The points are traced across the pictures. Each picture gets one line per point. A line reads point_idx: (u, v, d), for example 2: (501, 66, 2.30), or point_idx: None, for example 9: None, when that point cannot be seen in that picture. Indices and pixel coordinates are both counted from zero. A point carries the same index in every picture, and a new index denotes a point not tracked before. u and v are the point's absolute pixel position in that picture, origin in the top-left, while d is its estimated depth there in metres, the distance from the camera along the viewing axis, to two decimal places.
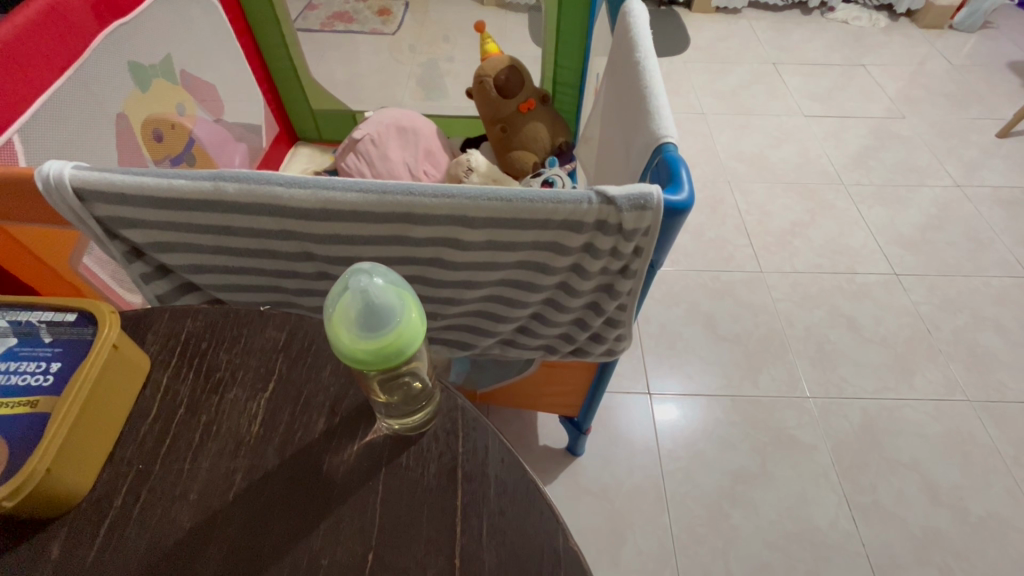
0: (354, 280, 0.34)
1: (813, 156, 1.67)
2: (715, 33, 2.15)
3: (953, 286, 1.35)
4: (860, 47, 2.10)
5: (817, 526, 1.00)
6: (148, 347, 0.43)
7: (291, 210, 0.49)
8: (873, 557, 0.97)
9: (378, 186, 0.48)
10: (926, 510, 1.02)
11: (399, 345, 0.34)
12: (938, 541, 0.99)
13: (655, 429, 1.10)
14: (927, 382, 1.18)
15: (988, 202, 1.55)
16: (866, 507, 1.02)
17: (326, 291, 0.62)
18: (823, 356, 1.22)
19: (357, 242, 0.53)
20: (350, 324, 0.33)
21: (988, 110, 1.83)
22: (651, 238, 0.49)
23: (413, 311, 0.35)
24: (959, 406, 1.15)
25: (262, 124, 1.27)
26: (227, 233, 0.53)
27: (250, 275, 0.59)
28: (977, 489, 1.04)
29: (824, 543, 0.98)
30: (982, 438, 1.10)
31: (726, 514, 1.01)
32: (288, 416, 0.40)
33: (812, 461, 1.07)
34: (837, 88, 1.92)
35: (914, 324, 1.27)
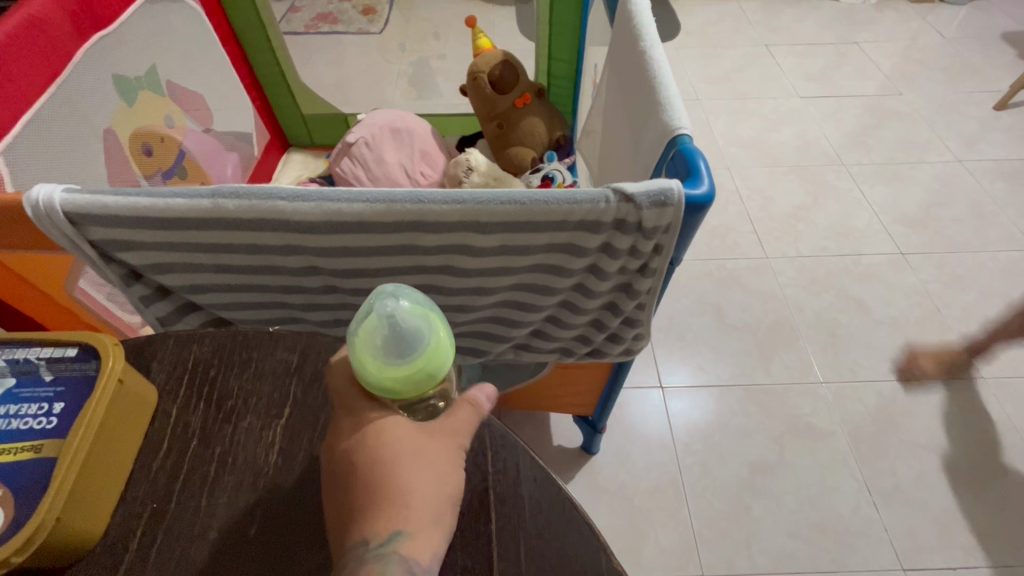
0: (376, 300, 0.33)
1: (812, 138, 1.65)
2: (705, 18, 2.12)
3: (960, 263, 1.34)
4: (852, 25, 2.08)
5: (839, 514, 0.99)
6: (155, 376, 0.41)
7: (294, 224, 0.47)
8: (897, 543, 0.96)
9: (385, 195, 0.46)
10: (947, 491, 1.01)
11: (430, 368, 0.32)
12: (961, 522, 0.98)
13: (669, 422, 1.09)
14: (940, 362, 1.17)
15: (990, 175, 1.53)
16: (887, 491, 1.01)
17: (333, 306, 0.59)
18: (834, 341, 1.21)
19: (365, 253, 0.50)
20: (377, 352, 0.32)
21: (985, 83, 1.81)
22: (671, 235, 0.47)
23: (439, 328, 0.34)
24: (974, 384, 1.14)
25: (252, 131, 1.24)
26: (229, 251, 0.50)
27: (253, 292, 0.57)
28: (998, 469, 1.03)
29: (846, 531, 0.97)
30: (998, 415, 1.10)
31: (748, 506, 1.00)
32: (307, 442, 0.38)
33: (828, 448, 1.06)
34: (832, 67, 1.90)
35: (923, 303, 1.26)
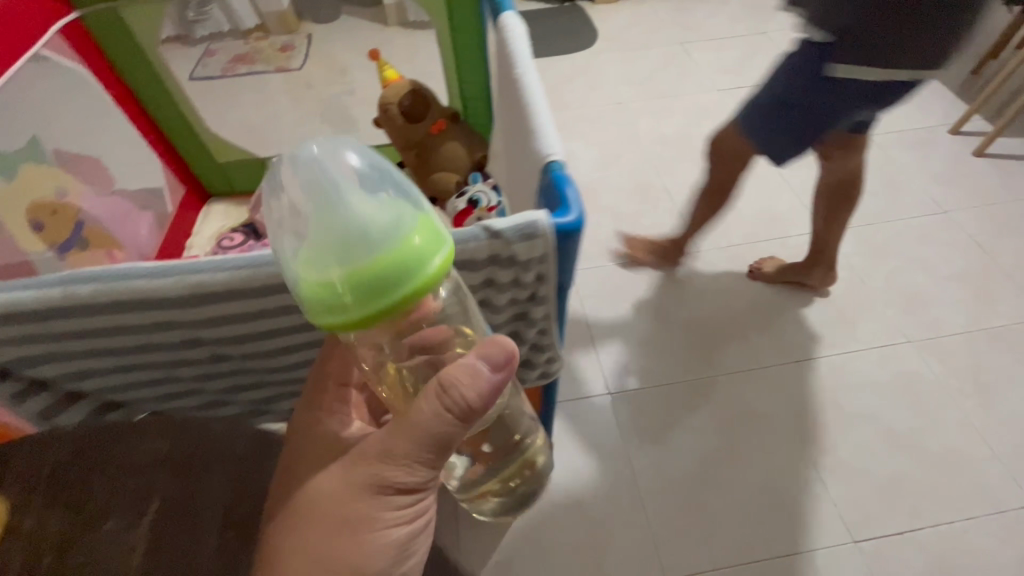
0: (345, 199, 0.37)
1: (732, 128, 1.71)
2: (622, 23, 2.18)
3: (880, 234, 1.39)
4: (761, 16, 2.17)
5: (792, 499, 1.01)
6: (9, 490, 0.43)
7: (159, 302, 0.45)
8: (846, 516, 0.98)
9: (251, 260, 0.44)
10: (887, 458, 1.05)
11: (367, 277, 0.35)
12: (903, 486, 1.02)
13: (621, 428, 1.10)
14: (870, 332, 1.21)
15: (901, 145, 1.60)
16: (832, 466, 1.04)
17: (228, 372, 0.57)
18: (770, 325, 1.24)
19: (245, 319, 0.49)
20: (338, 261, 0.36)
21: None
22: (549, 265, 0.48)
23: (420, 247, 0.37)
24: (903, 350, 1.18)
25: (165, 187, 1.20)
26: (99, 335, 0.48)
27: (140, 371, 0.54)
28: (931, 428, 1.08)
29: (797, 511, 0.99)
30: (927, 377, 1.15)
31: (702, 501, 1.01)
32: (174, 537, 0.42)
33: (777, 435, 1.08)
34: (745, 58, 1.97)
35: (850, 277, 1.31)
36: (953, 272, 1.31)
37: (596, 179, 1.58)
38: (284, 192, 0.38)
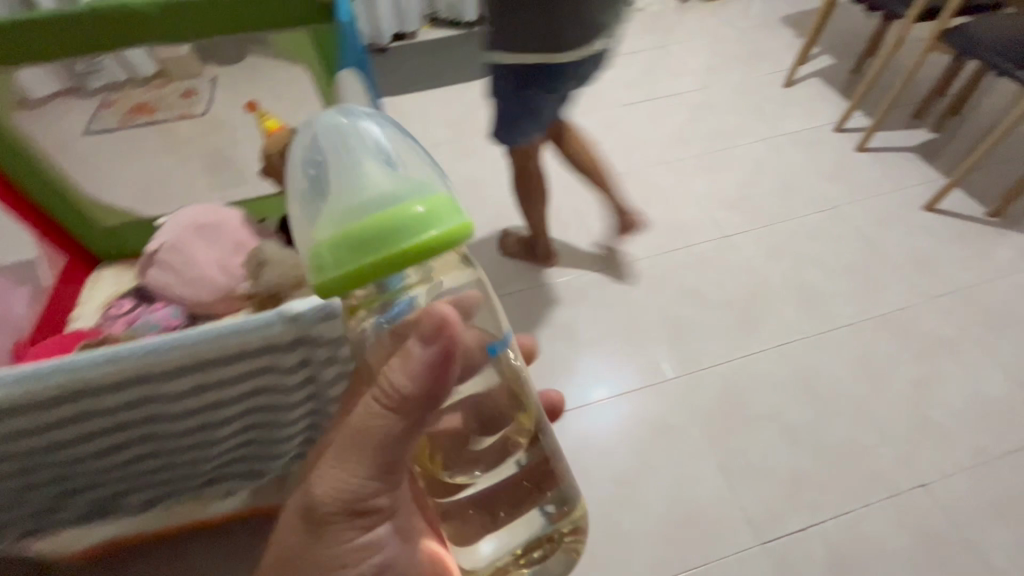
0: (369, 167, 0.46)
1: (635, 143, 1.80)
2: None
3: (773, 236, 1.57)
4: (661, 25, 2.27)
5: (706, 500, 1.15)
6: None
7: (54, 388, 0.69)
8: (752, 515, 1.14)
9: (117, 357, 0.70)
10: (788, 455, 1.22)
11: (370, 226, 0.42)
12: (802, 481, 1.19)
13: (562, 446, 1.21)
14: (767, 332, 1.39)
15: (785, 152, 1.79)
16: (738, 468, 1.19)
17: (98, 424, 0.79)
18: (676, 340, 1.37)
19: (111, 388, 0.72)
20: (348, 215, 0.43)
21: (777, 62, 2.07)
22: None
23: (421, 211, 0.43)
24: (795, 345, 1.37)
25: (40, 258, 1.23)
26: (7, 416, 0.70)
27: (24, 432, 0.74)
28: (819, 417, 1.27)
29: (713, 519, 1.13)
30: (821, 372, 1.33)
31: (619, 519, 1.13)
32: None
33: (689, 440, 1.22)
34: (646, 71, 2.05)
35: (748, 281, 1.48)
36: (834, 269, 1.51)
37: (511, 210, 1.66)
38: (319, 158, 0.47)
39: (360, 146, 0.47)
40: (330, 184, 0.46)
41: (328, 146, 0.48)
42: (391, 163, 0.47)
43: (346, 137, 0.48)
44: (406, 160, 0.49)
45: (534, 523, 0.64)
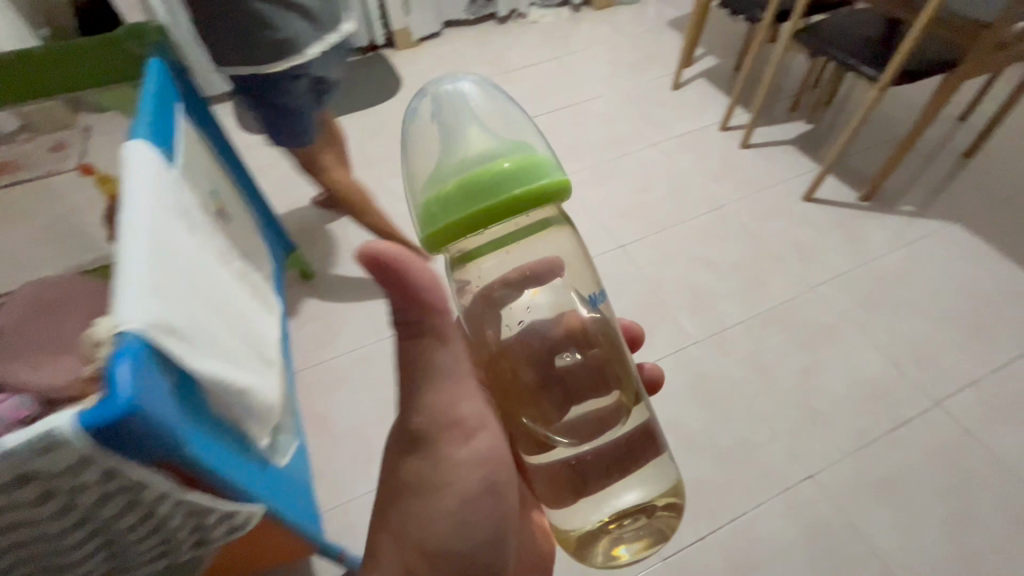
0: (477, 131, 0.53)
1: (710, 116, 1.85)
2: (426, 58, 2.25)
3: (821, 211, 1.51)
4: (558, 36, 2.32)
5: (786, 478, 1.03)
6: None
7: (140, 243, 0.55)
8: (900, 477, 1.02)
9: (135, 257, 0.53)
10: (923, 418, 1.10)
11: (481, 182, 0.49)
12: (949, 447, 1.06)
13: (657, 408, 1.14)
14: (866, 292, 1.31)
15: (773, 138, 1.75)
16: (869, 434, 1.08)
17: None
18: (786, 289, 1.32)
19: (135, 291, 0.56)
20: (472, 163, 0.50)
21: (701, 63, 2.08)
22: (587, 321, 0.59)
23: (510, 169, 0.49)
24: (911, 293, 1.30)
25: None
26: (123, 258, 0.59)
27: None
28: (952, 369, 1.16)
29: (854, 486, 1.02)
30: (947, 317, 1.25)
31: (739, 483, 1.03)
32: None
33: (819, 391, 1.14)
34: (552, 78, 2.08)
35: (850, 239, 1.43)
36: (946, 220, 1.47)
37: (606, 167, 1.68)
38: (434, 125, 0.55)
39: (492, 108, 0.56)
40: (436, 150, 0.53)
41: (474, 104, 0.55)
42: (495, 128, 0.54)
43: (465, 103, 0.55)
44: (517, 123, 0.57)
45: (660, 481, 0.58)
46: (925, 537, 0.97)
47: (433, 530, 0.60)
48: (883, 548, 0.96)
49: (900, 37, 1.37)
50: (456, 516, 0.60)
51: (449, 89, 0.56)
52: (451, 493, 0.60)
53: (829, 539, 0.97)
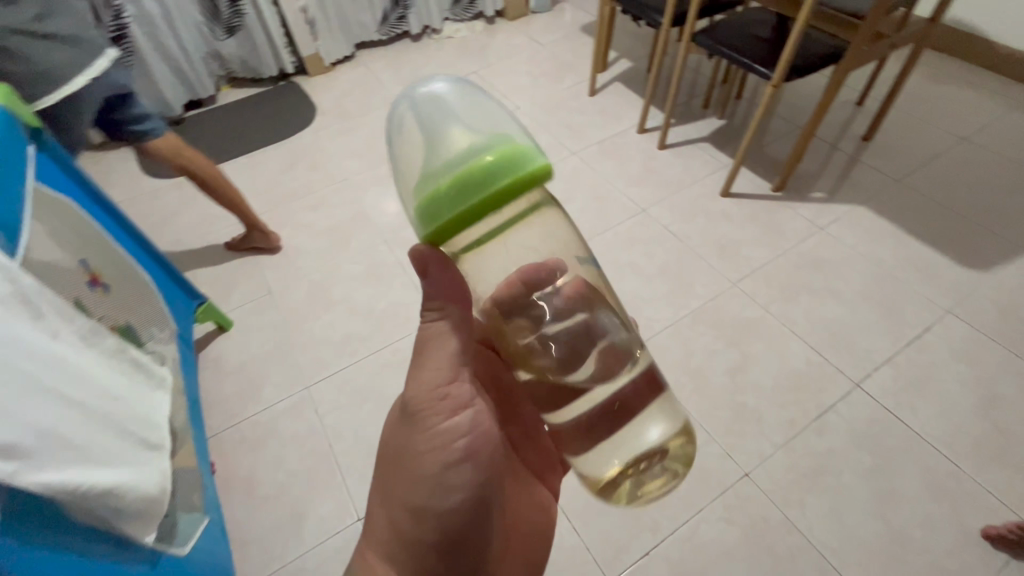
0: (457, 125, 0.45)
1: (626, 120, 1.87)
2: (339, 81, 2.19)
3: (738, 205, 1.55)
4: (474, 49, 2.31)
5: (721, 479, 1.04)
6: None
7: None
8: (828, 463, 1.05)
9: None
10: (845, 400, 1.12)
11: (472, 177, 0.41)
12: (871, 425, 1.09)
13: None
14: (785, 281, 1.35)
15: (688, 136, 1.79)
16: (796, 424, 1.10)
17: None
18: (710, 288, 1.34)
19: None
20: (454, 158, 0.43)
21: (615, 67, 2.11)
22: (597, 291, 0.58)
23: (492, 159, 0.42)
24: (825, 277, 1.35)
25: None
26: None
27: None
28: (867, 348, 1.20)
29: (785, 478, 1.03)
30: (860, 298, 1.30)
31: (676, 490, 1.03)
32: None
33: (748, 387, 1.16)
34: None
35: (766, 230, 1.47)
36: (852, 203, 1.53)
37: None
38: (410, 124, 0.47)
39: (470, 98, 0.48)
40: (416, 148, 0.46)
41: (453, 100, 0.47)
42: (475, 114, 0.46)
43: (440, 98, 0.47)
44: (499, 111, 0.48)
45: (675, 419, 0.59)
46: (858, 521, 0.98)
47: (431, 500, 0.59)
48: (819, 538, 0.97)
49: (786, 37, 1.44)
50: (455, 487, 0.60)
51: (420, 88, 0.48)
52: (451, 464, 0.59)
53: (767, 536, 0.97)
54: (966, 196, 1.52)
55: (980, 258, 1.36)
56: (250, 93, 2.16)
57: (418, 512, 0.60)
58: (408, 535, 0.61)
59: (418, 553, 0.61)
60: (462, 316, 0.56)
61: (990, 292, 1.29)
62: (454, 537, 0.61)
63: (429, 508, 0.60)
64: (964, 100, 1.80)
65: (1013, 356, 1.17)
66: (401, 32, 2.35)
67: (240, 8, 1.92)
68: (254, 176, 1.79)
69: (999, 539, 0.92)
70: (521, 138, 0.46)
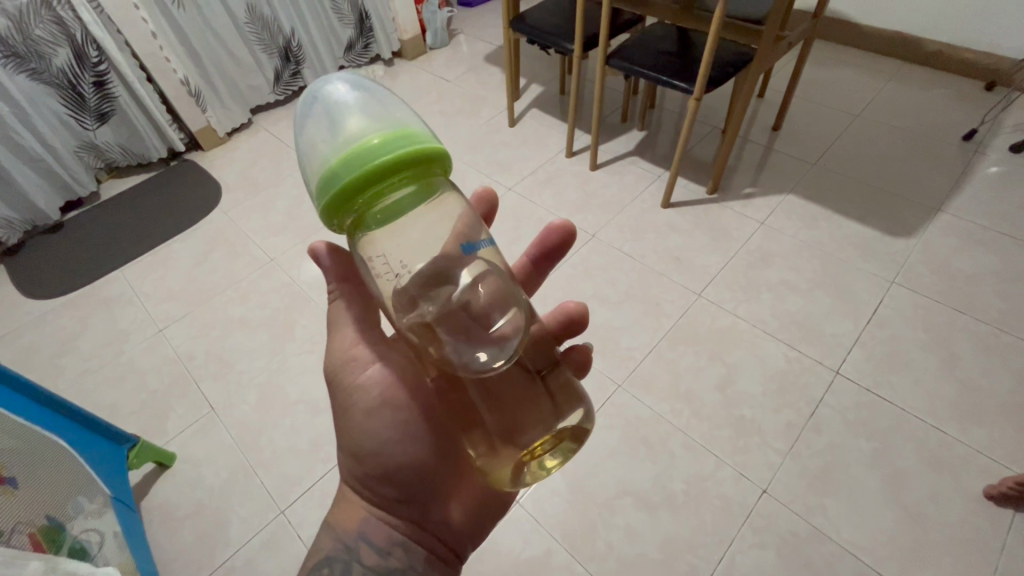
0: (353, 110, 0.48)
1: (553, 146, 1.86)
2: (239, 151, 2.01)
3: (680, 213, 1.58)
4: None
5: (743, 502, 1.02)
6: None
7: None
8: (836, 460, 1.06)
9: None
10: (830, 391, 1.15)
11: (360, 156, 0.44)
12: (861, 412, 1.11)
13: (603, 475, 1.08)
14: (743, 282, 1.38)
15: (616, 152, 1.81)
16: (794, 426, 1.11)
17: None
18: (677, 304, 1.34)
19: None
20: (348, 138, 0.46)
21: (528, 93, 2.11)
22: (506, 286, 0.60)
23: (383, 137, 0.45)
24: (778, 271, 1.39)
25: None
26: None
27: None
28: (834, 333, 1.25)
29: (801, 486, 1.03)
30: (812, 285, 1.35)
31: (704, 526, 1.00)
32: None
33: (741, 398, 1.16)
34: None
35: (713, 234, 1.50)
36: (781, 192, 1.61)
37: None
38: (314, 114, 0.50)
39: (372, 92, 0.51)
40: (317, 135, 0.48)
41: (352, 90, 0.50)
42: (370, 107, 0.49)
43: (339, 89, 0.50)
44: (397, 106, 0.51)
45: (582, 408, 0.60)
46: (877, 511, 1.00)
47: (363, 444, 0.63)
48: (848, 539, 0.97)
49: (690, 51, 1.49)
50: (381, 431, 0.63)
51: (323, 84, 0.52)
52: (373, 413, 0.62)
53: (802, 550, 0.96)
54: (873, 168, 1.65)
55: (903, 225, 1.47)
56: (138, 182, 1.93)
57: (358, 456, 0.64)
58: (359, 476, 0.66)
59: (368, 489, 0.65)
60: (350, 291, 0.62)
61: (922, 256, 1.39)
62: (394, 479, 0.64)
63: (365, 450, 0.64)
64: (846, 80, 1.97)
65: (958, 313, 1.26)
66: (298, 88, 2.21)
67: (109, 91, 1.71)
68: (163, 275, 1.59)
69: (1001, 497, 0.97)
70: (417, 126, 0.49)
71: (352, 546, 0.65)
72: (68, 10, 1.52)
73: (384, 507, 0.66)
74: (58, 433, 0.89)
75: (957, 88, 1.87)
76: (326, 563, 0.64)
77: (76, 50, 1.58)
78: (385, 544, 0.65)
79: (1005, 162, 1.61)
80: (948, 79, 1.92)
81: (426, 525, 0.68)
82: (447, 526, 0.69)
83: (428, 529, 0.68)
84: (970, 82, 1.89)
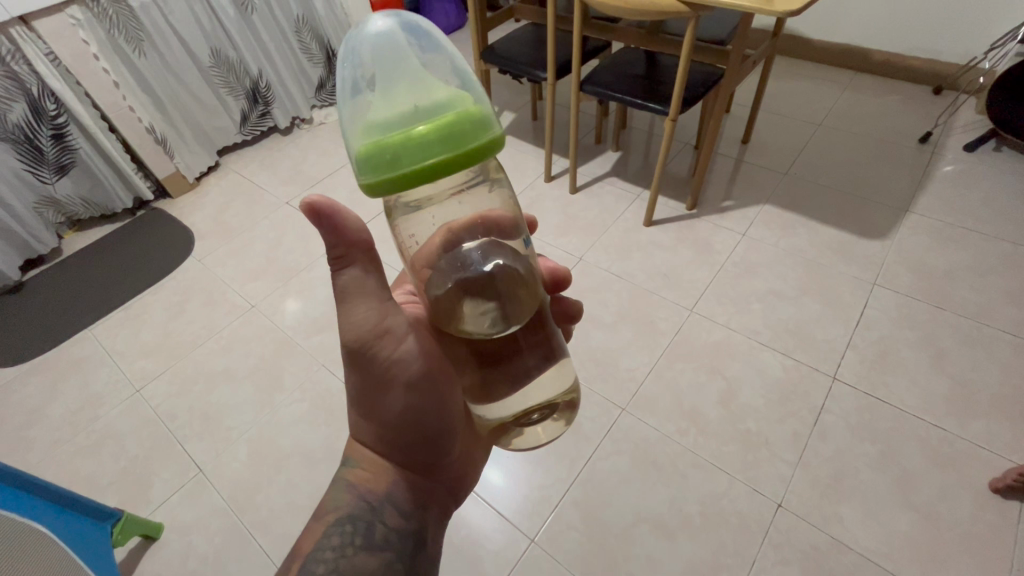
0: (424, 76, 0.40)
1: (531, 171, 1.87)
2: (208, 196, 1.96)
3: (663, 230, 1.60)
4: None
5: (759, 518, 1.01)
6: None
7: None
8: (845, 466, 1.06)
9: None
10: (830, 397, 1.16)
11: (434, 139, 0.37)
12: (863, 416, 1.13)
13: (617, 503, 1.06)
14: (732, 295, 1.39)
15: (593, 174, 1.83)
16: (801, 437, 1.11)
17: None
18: (671, 321, 1.35)
19: None
20: (405, 112, 0.38)
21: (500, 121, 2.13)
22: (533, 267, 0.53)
23: (462, 117, 0.38)
24: (764, 281, 1.42)
25: None
26: None
27: None
28: (826, 339, 1.27)
29: (815, 496, 1.03)
30: (799, 292, 1.38)
31: (723, 548, 0.99)
32: None
33: (745, 411, 1.16)
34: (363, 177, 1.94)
35: (697, 248, 1.53)
36: (757, 202, 1.65)
37: None
38: (361, 62, 0.41)
39: (441, 54, 0.42)
40: (374, 95, 0.39)
41: (411, 45, 0.41)
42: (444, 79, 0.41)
43: (394, 41, 0.41)
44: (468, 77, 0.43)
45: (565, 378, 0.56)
46: (892, 515, 1.00)
47: (389, 412, 0.62)
48: (868, 547, 0.97)
49: (656, 72, 1.53)
50: (414, 404, 0.62)
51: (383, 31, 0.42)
52: (406, 386, 0.60)
53: (824, 562, 0.96)
54: (842, 174, 1.71)
55: (875, 228, 1.52)
56: (102, 234, 1.85)
57: (386, 425, 0.63)
58: (379, 440, 0.65)
59: (386, 452, 0.65)
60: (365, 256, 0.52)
61: (898, 256, 1.44)
62: (415, 439, 0.64)
63: (395, 422, 0.63)
64: (805, 91, 2.05)
65: (939, 310, 1.30)
66: (267, 128, 2.18)
67: (69, 143, 1.64)
68: (135, 331, 1.51)
69: (1007, 489, 0.98)
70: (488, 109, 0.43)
71: (376, 505, 0.62)
72: (23, 64, 1.47)
73: (399, 466, 0.66)
74: (35, 516, 0.83)
75: (908, 94, 1.98)
76: (348, 519, 0.61)
77: (32, 104, 1.52)
78: (410, 510, 0.64)
79: (961, 160, 1.70)
80: (898, 85, 2.02)
81: (439, 482, 0.70)
82: (451, 474, 0.71)
83: (436, 481, 0.69)
84: (918, 88, 1.99)
